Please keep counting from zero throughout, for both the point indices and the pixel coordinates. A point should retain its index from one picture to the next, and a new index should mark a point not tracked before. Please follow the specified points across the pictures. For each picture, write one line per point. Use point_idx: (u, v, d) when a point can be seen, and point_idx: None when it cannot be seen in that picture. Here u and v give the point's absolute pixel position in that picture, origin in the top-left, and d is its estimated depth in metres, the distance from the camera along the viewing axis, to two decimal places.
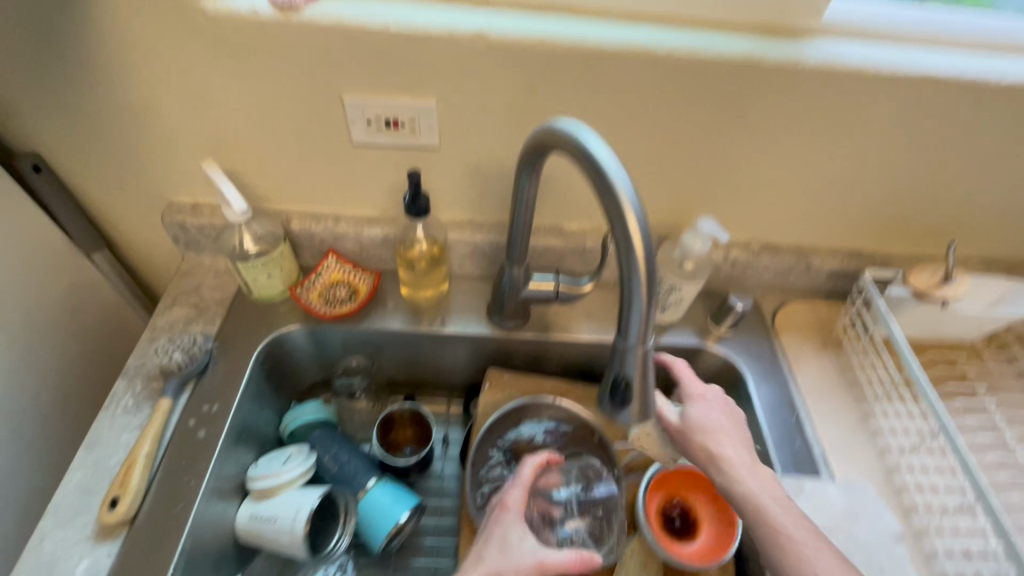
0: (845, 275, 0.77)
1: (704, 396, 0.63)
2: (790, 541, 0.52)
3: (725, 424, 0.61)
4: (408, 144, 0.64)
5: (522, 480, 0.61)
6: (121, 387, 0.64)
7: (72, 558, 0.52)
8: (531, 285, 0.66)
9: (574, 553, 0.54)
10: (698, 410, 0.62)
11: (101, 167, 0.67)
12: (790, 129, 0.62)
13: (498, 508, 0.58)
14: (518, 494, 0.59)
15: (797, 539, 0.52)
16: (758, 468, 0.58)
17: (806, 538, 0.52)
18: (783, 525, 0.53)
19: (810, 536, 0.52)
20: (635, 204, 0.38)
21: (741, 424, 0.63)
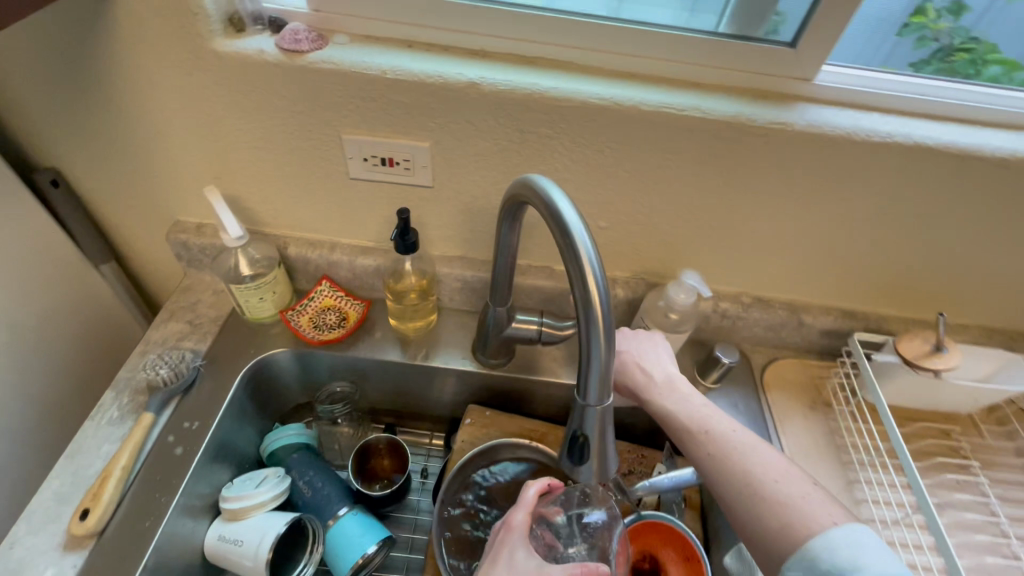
0: (838, 334, 0.76)
1: (629, 338, 0.64)
2: (731, 450, 0.51)
3: (642, 353, 0.62)
4: (402, 181, 0.66)
5: (527, 500, 0.53)
6: (109, 399, 0.65)
7: (37, 568, 0.53)
8: (514, 324, 0.68)
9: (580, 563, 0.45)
10: (627, 350, 0.62)
11: (115, 185, 0.70)
12: (779, 188, 0.62)
13: (502, 529, 0.51)
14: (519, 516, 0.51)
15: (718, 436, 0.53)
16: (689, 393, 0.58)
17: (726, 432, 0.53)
18: (720, 439, 0.52)
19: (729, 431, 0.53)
20: (596, 264, 0.39)
21: (658, 346, 0.63)
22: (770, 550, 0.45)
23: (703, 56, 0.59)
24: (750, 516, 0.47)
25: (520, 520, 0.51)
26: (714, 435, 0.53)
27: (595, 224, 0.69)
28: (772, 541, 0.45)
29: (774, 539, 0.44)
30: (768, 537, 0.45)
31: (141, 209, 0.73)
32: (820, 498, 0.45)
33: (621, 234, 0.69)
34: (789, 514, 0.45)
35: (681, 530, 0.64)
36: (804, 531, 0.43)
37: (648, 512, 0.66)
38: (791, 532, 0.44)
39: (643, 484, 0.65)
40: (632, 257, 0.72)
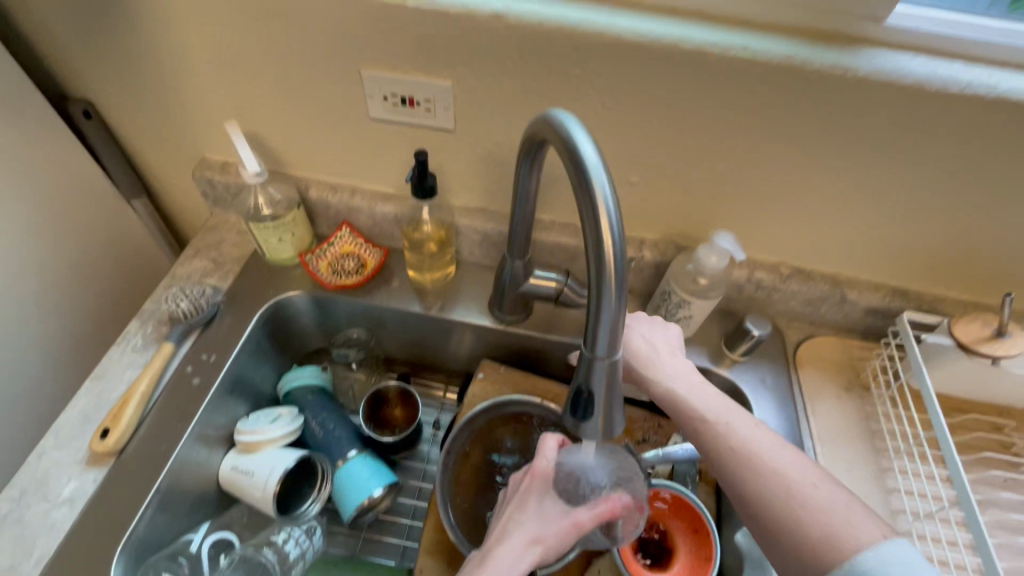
0: (885, 313, 0.70)
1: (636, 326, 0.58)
2: (754, 449, 0.46)
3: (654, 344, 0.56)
4: (423, 123, 0.63)
5: (549, 448, 0.54)
6: (134, 327, 0.67)
7: (62, 479, 0.56)
8: (532, 280, 0.65)
9: (609, 500, 0.51)
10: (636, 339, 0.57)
11: (144, 118, 0.71)
12: (833, 145, 0.56)
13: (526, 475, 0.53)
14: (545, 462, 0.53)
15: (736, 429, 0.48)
16: (701, 383, 0.53)
17: (745, 426, 0.48)
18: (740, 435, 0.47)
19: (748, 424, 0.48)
20: (611, 202, 0.36)
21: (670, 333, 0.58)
22: (802, 569, 0.41)
23: None
24: (781, 529, 0.42)
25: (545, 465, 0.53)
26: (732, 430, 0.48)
27: (624, 178, 0.64)
28: (804, 559, 0.40)
29: (808, 553, 0.40)
30: (798, 553, 0.41)
31: (169, 145, 0.74)
32: (858, 509, 0.41)
33: (651, 191, 0.65)
34: (822, 528, 0.40)
35: (691, 501, 0.62)
36: (846, 547, 0.39)
37: (658, 481, 0.64)
38: (831, 546, 0.39)
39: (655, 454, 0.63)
40: (662, 217, 0.68)
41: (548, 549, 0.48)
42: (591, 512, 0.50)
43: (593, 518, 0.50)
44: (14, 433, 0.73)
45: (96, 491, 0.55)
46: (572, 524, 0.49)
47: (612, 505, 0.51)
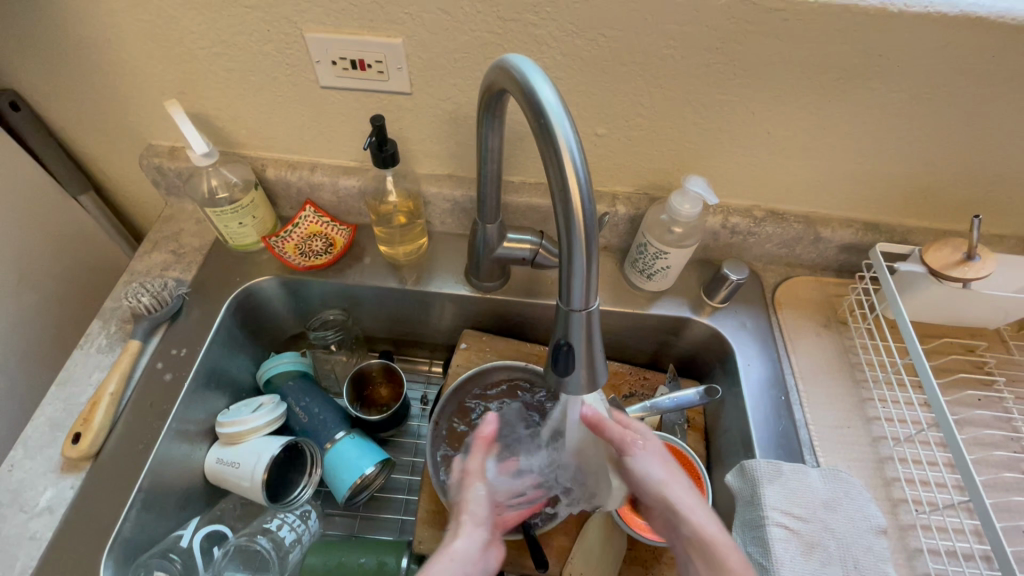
0: (858, 248, 0.70)
1: (651, 458, 0.54)
2: None
3: (669, 478, 0.52)
4: (377, 87, 0.60)
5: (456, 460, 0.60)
6: (96, 328, 0.65)
7: (38, 488, 0.54)
8: (505, 244, 0.63)
9: (478, 437, 0.55)
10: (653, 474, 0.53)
11: (78, 104, 0.66)
12: (800, 78, 0.55)
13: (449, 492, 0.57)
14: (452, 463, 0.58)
15: None
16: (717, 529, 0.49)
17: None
18: None
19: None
20: (575, 149, 0.34)
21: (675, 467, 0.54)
22: None
23: None
24: None
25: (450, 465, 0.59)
26: None
27: (591, 131, 0.62)
28: None
29: None
30: None
31: (110, 133, 0.70)
32: None
33: (620, 142, 0.63)
34: None
35: (681, 449, 0.64)
36: None
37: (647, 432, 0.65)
38: None
39: (644, 405, 0.64)
40: (633, 168, 0.66)
41: (472, 516, 0.51)
42: (474, 457, 0.55)
43: (475, 462, 0.54)
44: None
45: (75, 497, 0.54)
46: (468, 478, 0.54)
47: (484, 438, 0.56)
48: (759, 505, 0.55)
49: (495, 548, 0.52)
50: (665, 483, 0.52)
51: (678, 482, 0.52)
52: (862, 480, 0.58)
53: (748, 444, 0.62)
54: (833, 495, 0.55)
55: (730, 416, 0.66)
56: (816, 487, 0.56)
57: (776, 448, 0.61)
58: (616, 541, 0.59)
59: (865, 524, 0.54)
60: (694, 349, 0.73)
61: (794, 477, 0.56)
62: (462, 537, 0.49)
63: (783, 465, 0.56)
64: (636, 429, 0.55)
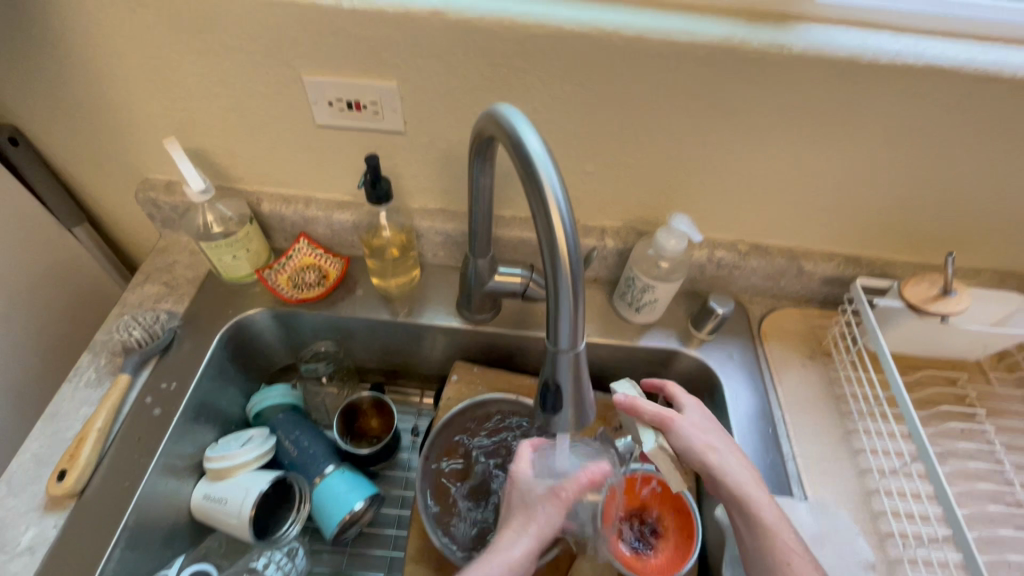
0: (840, 282, 0.72)
1: (700, 427, 0.56)
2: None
3: (718, 446, 0.55)
4: (372, 126, 0.62)
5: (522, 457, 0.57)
6: (85, 361, 0.64)
7: (20, 527, 0.53)
8: (496, 277, 0.65)
9: (586, 471, 0.55)
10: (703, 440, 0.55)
11: (77, 140, 0.67)
12: (779, 121, 0.57)
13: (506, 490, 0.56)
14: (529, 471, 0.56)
15: (788, 557, 0.48)
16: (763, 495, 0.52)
17: (797, 555, 0.48)
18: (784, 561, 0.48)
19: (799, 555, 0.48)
20: (561, 198, 0.35)
21: (724, 435, 0.56)
22: None
23: None
24: None
25: (525, 468, 0.56)
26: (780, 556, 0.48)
27: (580, 169, 0.64)
28: None
29: None
30: None
31: (108, 167, 0.71)
32: None
33: (608, 179, 0.65)
34: None
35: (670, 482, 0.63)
36: None
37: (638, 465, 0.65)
38: None
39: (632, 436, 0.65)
40: (621, 204, 0.68)
41: (537, 530, 0.51)
42: (569, 485, 0.53)
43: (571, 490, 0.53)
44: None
45: (58, 536, 0.53)
46: (553, 497, 0.53)
47: (591, 476, 0.55)
48: None
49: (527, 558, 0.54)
50: (705, 451, 0.54)
51: (726, 451, 0.55)
52: (850, 514, 0.58)
53: None
54: (821, 531, 0.56)
55: None
56: (804, 521, 0.57)
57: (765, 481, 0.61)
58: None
59: (853, 560, 0.55)
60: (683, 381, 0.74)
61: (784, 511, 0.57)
62: (518, 546, 0.50)
63: None
64: (686, 403, 0.58)
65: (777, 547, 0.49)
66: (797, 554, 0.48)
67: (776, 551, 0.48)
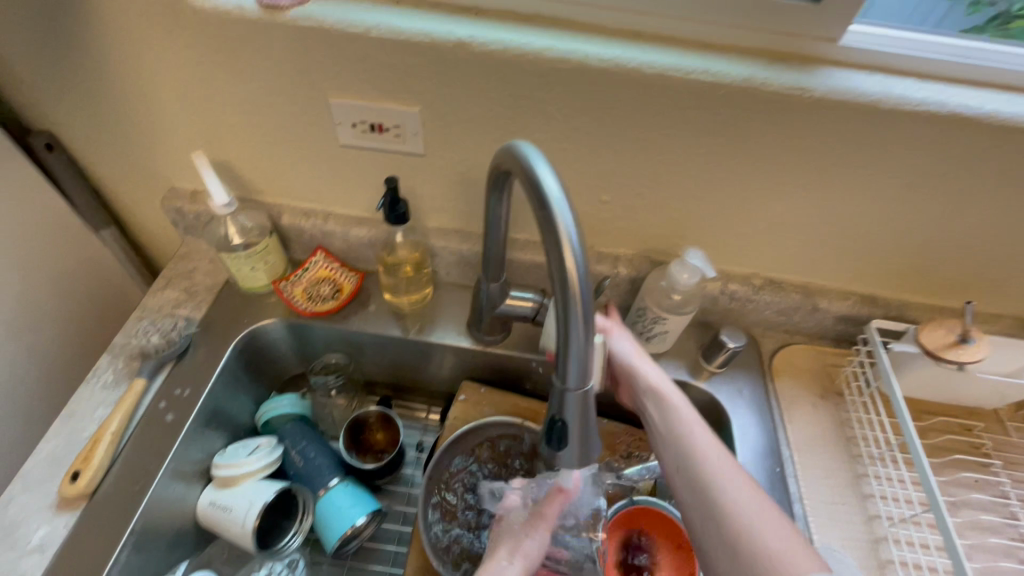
0: (855, 321, 0.71)
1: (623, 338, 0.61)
2: (693, 451, 0.51)
3: (637, 353, 0.60)
4: (393, 148, 0.63)
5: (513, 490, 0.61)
6: (104, 363, 0.66)
7: (32, 525, 0.55)
8: (508, 301, 0.65)
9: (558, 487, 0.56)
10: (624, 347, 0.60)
11: (109, 147, 0.70)
12: (798, 160, 0.57)
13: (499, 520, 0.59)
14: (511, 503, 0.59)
15: (695, 435, 0.52)
16: (675, 389, 0.57)
17: (703, 434, 0.53)
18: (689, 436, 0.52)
19: (705, 434, 0.53)
20: (575, 238, 0.35)
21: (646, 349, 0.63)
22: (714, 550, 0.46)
23: (718, 12, 0.54)
24: (702, 520, 0.48)
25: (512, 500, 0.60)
26: (687, 435, 0.52)
27: (596, 197, 0.65)
28: (719, 546, 0.45)
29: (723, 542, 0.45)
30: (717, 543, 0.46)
31: (136, 175, 0.73)
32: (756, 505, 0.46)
33: (623, 208, 0.65)
34: (733, 525, 0.45)
35: (674, 517, 0.62)
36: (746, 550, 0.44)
37: (641, 497, 0.64)
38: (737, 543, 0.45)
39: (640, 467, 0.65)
40: (635, 233, 0.68)
41: (523, 555, 0.53)
42: (547, 504, 0.56)
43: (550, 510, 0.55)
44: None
45: (67, 537, 0.54)
46: (536, 522, 0.55)
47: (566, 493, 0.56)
48: None
49: None
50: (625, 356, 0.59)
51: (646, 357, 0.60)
52: (856, 561, 0.57)
53: None
54: None
55: None
56: None
57: None
58: None
59: None
60: None
61: None
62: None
63: None
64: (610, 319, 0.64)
65: (684, 425, 0.53)
66: (701, 432, 0.53)
67: (683, 429, 0.53)
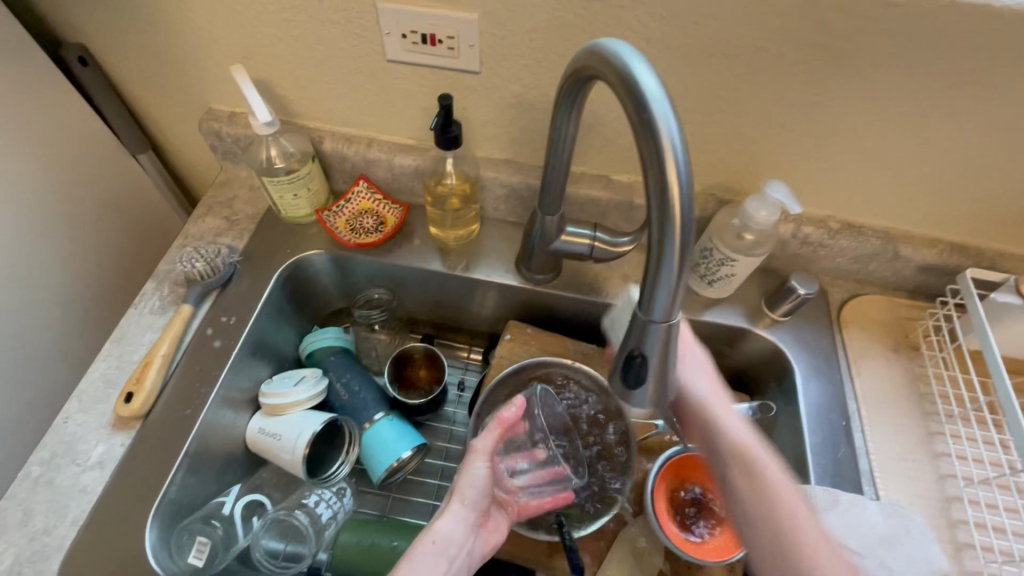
0: (939, 271, 0.65)
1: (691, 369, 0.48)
2: (767, 502, 0.45)
3: (705, 384, 0.48)
4: (445, 64, 0.57)
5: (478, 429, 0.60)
6: (149, 289, 0.65)
7: (90, 443, 0.55)
8: (564, 237, 0.61)
9: (494, 420, 0.54)
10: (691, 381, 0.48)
11: (144, 62, 0.66)
12: (907, 81, 0.50)
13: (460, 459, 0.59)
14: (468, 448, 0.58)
15: (768, 477, 0.45)
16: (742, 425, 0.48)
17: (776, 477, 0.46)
18: (764, 484, 0.45)
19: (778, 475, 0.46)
20: (680, 149, 0.30)
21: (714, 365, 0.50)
22: None
23: None
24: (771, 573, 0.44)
25: None
26: (760, 476, 0.45)
27: None
28: None
29: None
30: None
31: (173, 94, 0.69)
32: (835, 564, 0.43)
33: (695, 138, 0.59)
34: None
35: None
36: None
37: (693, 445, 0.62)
38: None
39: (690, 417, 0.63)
40: (705, 167, 0.62)
41: (456, 494, 0.52)
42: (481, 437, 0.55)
43: (482, 441, 0.54)
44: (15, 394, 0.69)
45: (124, 455, 0.55)
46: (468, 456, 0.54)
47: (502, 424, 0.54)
48: None
49: (485, 531, 0.55)
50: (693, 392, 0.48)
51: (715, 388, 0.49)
52: (927, 521, 0.55)
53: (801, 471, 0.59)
54: (893, 531, 0.53)
55: (782, 436, 0.63)
56: (875, 520, 0.54)
57: (830, 476, 0.58)
58: (653, 551, 0.58)
59: (925, 567, 0.52)
60: (751, 364, 0.69)
61: (851, 507, 0.54)
62: (440, 515, 0.51)
63: (839, 495, 0.55)
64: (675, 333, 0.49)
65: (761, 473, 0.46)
66: (774, 473, 0.46)
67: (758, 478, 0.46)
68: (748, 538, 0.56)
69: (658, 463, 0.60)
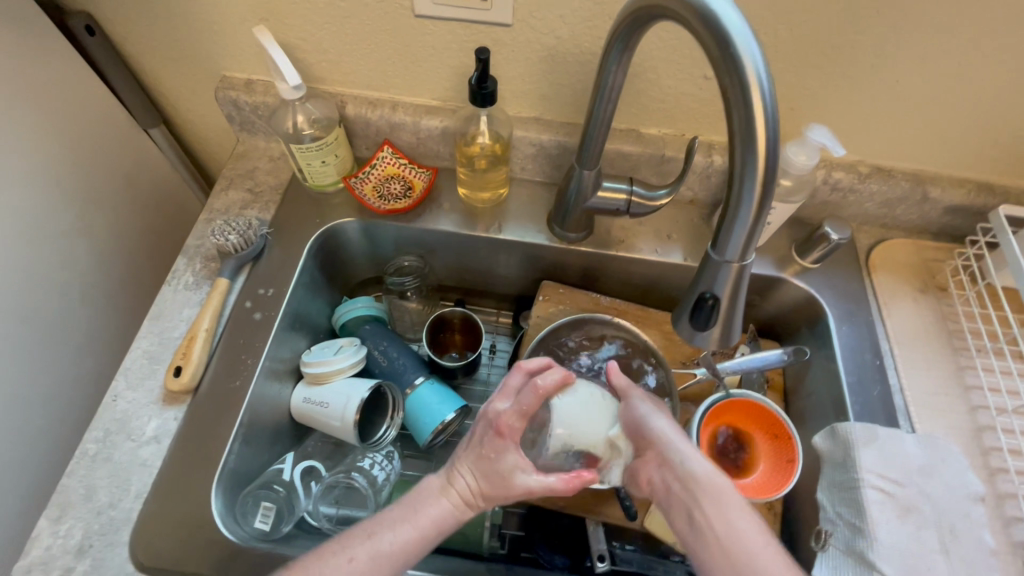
0: (966, 212, 0.66)
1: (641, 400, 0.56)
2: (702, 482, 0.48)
3: (647, 404, 0.55)
4: (476, 17, 0.56)
5: (521, 401, 0.53)
6: (181, 265, 0.64)
7: (143, 418, 0.55)
8: (600, 193, 0.61)
9: (568, 476, 0.49)
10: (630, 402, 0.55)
11: (153, 28, 0.63)
12: (945, 15, 0.50)
13: (489, 427, 0.52)
14: (498, 405, 0.53)
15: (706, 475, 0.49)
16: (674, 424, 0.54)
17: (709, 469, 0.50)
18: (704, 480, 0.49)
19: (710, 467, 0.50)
20: (763, 79, 0.31)
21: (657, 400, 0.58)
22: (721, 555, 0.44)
23: None
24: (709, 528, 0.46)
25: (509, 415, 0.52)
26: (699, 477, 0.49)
27: (700, 73, 0.59)
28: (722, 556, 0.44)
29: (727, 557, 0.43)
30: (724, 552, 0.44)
31: (184, 62, 0.67)
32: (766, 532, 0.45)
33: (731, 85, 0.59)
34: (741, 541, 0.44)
35: (767, 406, 0.62)
36: None
37: (735, 391, 0.63)
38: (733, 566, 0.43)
39: (729, 364, 0.64)
40: None
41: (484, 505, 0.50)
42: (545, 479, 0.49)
43: (546, 487, 0.49)
44: (57, 381, 0.68)
45: (178, 428, 0.55)
46: (527, 489, 0.49)
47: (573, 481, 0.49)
48: (853, 466, 0.55)
49: None
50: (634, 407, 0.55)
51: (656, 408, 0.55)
52: (962, 450, 0.57)
53: (839, 411, 0.61)
54: (930, 461, 0.55)
55: (816, 379, 0.65)
56: (912, 453, 0.56)
57: (866, 413, 0.60)
58: None
59: (962, 492, 0.54)
60: (782, 312, 0.70)
61: (890, 440, 0.56)
62: (467, 512, 0.50)
63: (878, 430, 0.56)
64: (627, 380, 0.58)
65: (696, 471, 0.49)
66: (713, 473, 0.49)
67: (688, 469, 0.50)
68: (794, 475, 0.57)
69: (702, 412, 0.61)
